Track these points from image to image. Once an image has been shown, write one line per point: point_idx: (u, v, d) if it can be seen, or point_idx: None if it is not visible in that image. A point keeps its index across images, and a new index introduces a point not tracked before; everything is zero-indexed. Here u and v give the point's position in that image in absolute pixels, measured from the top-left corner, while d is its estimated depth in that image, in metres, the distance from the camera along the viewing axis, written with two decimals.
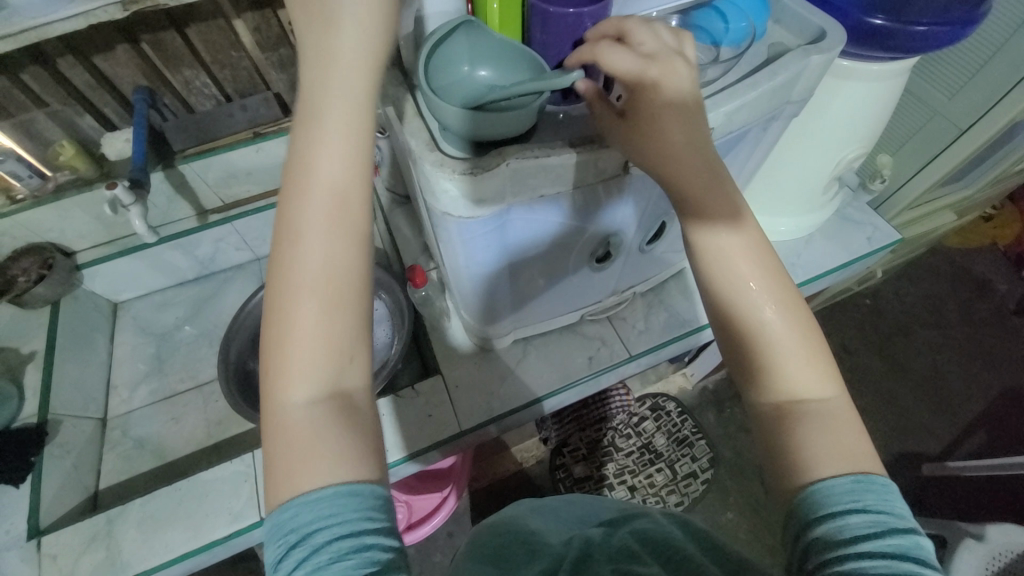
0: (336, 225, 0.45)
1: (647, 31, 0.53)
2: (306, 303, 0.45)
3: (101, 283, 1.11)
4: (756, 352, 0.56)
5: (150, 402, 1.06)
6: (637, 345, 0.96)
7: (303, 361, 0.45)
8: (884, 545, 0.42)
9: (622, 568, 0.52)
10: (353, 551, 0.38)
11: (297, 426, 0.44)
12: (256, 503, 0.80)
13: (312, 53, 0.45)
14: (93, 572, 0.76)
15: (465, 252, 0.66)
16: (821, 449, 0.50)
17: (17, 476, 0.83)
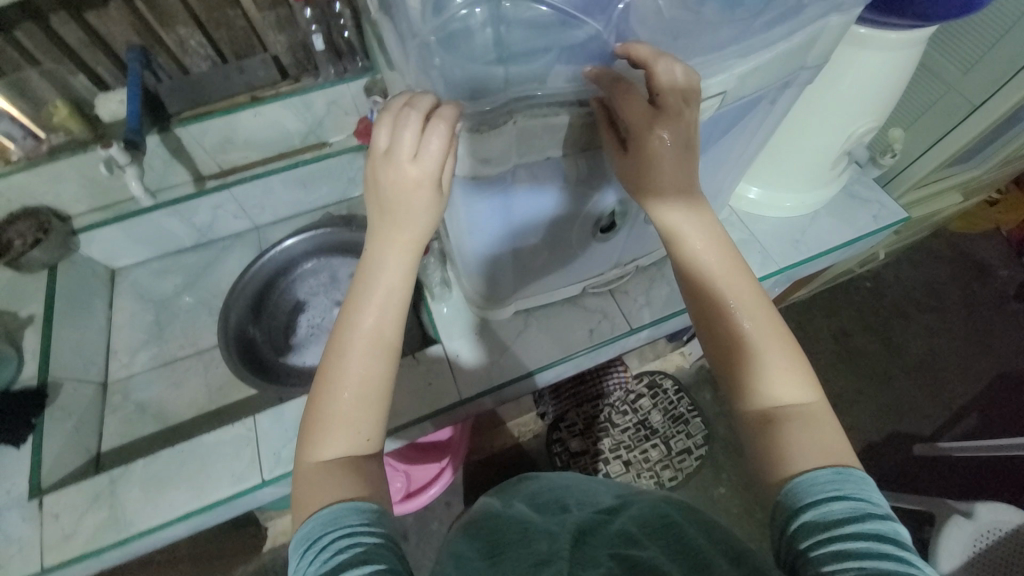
0: (379, 339, 0.55)
1: (669, 82, 0.54)
2: (342, 399, 0.54)
3: (98, 249, 1.09)
4: (732, 352, 0.61)
5: (150, 367, 1.05)
6: (638, 319, 0.96)
7: (331, 433, 0.53)
8: (866, 526, 0.45)
9: (621, 554, 0.52)
10: (349, 549, 0.45)
11: (316, 478, 0.52)
12: (257, 465, 0.81)
13: (379, 201, 0.54)
14: (96, 529, 0.77)
15: (465, 216, 0.64)
16: (800, 446, 0.55)
17: (17, 436, 0.83)
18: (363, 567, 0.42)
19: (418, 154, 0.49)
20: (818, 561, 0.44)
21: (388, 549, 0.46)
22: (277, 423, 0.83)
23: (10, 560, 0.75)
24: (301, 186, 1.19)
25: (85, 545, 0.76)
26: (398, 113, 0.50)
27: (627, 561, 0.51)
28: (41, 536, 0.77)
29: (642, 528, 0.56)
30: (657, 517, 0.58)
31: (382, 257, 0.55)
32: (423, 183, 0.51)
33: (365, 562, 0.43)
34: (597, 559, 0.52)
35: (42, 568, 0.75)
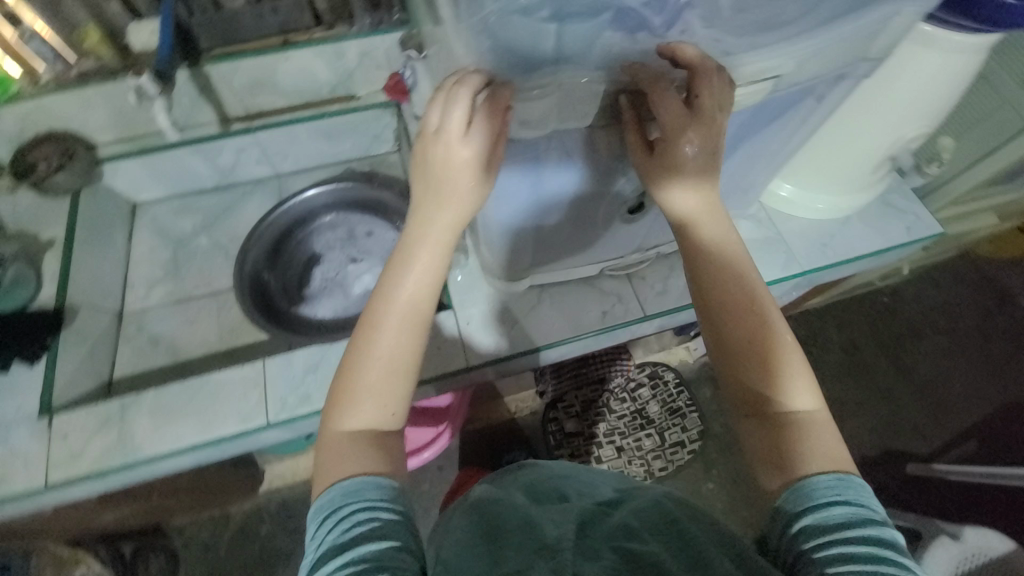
0: (409, 319, 0.61)
1: (708, 87, 0.54)
2: (372, 372, 0.59)
3: (121, 180, 1.10)
4: (741, 353, 0.60)
5: (165, 303, 1.05)
6: (653, 306, 0.95)
7: (362, 403, 0.59)
8: (866, 533, 0.46)
9: (624, 549, 0.52)
10: (368, 522, 0.51)
11: (346, 444, 0.58)
12: (263, 407, 0.82)
13: (426, 184, 0.59)
14: (105, 452, 0.79)
15: (503, 190, 0.64)
16: (803, 452, 0.55)
17: (32, 354, 0.85)
18: (381, 542, 0.49)
19: (470, 129, 0.53)
20: (817, 565, 0.45)
21: (402, 524, 0.52)
22: (285, 370, 0.84)
23: (16, 472, 0.77)
24: (326, 138, 1.17)
25: (92, 465, 0.78)
26: (450, 91, 0.53)
27: (633, 560, 0.51)
28: (48, 453, 0.79)
29: (643, 522, 0.56)
30: (659, 513, 0.58)
31: (423, 243, 0.61)
32: (467, 167, 0.56)
33: (382, 537, 0.49)
34: (599, 551, 0.52)
35: (47, 484, 0.77)
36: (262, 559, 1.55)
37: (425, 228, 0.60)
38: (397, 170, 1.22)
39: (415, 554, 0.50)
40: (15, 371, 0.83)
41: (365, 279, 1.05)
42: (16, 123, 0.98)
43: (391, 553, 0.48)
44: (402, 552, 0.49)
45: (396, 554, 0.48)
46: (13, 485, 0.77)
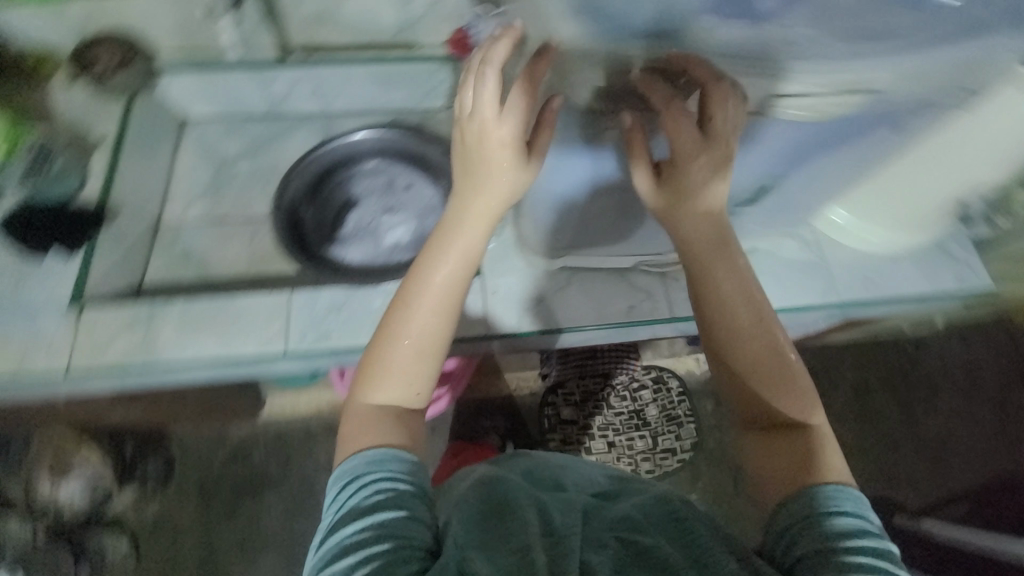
0: (442, 305, 0.66)
1: (722, 111, 0.56)
2: (400, 352, 0.65)
3: (177, 90, 1.08)
4: (743, 373, 0.65)
5: (203, 223, 1.05)
6: (683, 310, 0.92)
7: (389, 382, 0.65)
8: (860, 542, 0.52)
9: (628, 540, 0.57)
10: (388, 488, 0.58)
11: (376, 416, 0.64)
12: (283, 336, 0.84)
13: (463, 176, 0.64)
14: (127, 350, 0.81)
15: (550, 174, 0.67)
16: (799, 467, 0.60)
17: (72, 244, 0.88)
18: (399, 510, 0.56)
19: (505, 113, 0.58)
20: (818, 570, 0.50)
21: (417, 493, 0.59)
22: (309, 304, 0.86)
23: (40, 354, 0.80)
24: (380, 83, 1.15)
25: (113, 360, 0.81)
26: (478, 73, 0.58)
27: (638, 554, 0.55)
28: (73, 342, 0.81)
29: (647, 517, 0.60)
30: (663, 511, 0.62)
31: (460, 236, 0.66)
32: (506, 149, 0.60)
33: (401, 506, 0.57)
34: (603, 541, 0.57)
35: (68, 371, 0.80)
36: (249, 484, 1.58)
37: (462, 223, 0.65)
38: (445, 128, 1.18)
39: (426, 523, 0.58)
40: (53, 258, 0.86)
41: (396, 232, 1.05)
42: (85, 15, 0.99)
43: (405, 521, 0.56)
44: (416, 521, 0.56)
45: (410, 523, 0.56)
46: (35, 365, 0.79)
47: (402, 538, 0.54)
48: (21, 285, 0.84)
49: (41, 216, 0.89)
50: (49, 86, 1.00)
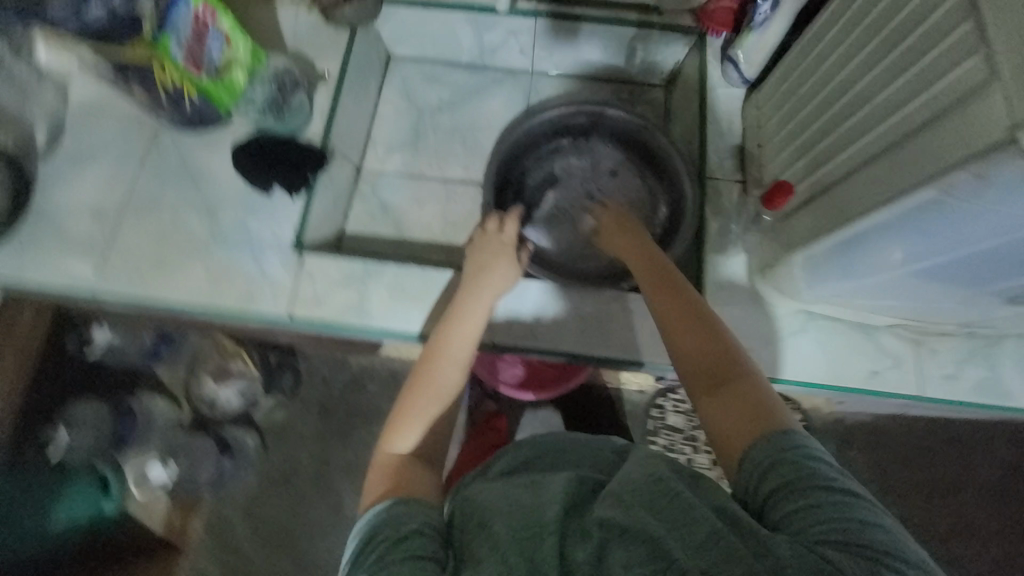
0: (441, 350, 0.69)
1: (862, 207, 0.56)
2: (411, 396, 0.66)
3: (390, 26, 1.03)
4: (683, 338, 0.62)
5: (401, 174, 1.02)
6: (932, 389, 0.79)
7: (405, 430, 0.64)
8: (820, 468, 0.48)
9: (609, 519, 0.47)
10: (364, 535, 0.52)
11: (389, 465, 0.60)
12: (489, 326, 0.82)
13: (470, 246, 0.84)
14: (344, 308, 0.82)
15: (906, 231, 0.53)
16: (737, 424, 0.54)
17: (292, 187, 0.85)
18: (380, 551, 0.50)
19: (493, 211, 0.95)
20: (789, 504, 0.46)
21: (410, 522, 0.52)
22: (520, 296, 0.83)
23: (265, 296, 0.82)
24: (601, 48, 1.03)
25: (330, 315, 0.82)
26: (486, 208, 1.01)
27: (623, 531, 0.46)
28: (295, 287, 0.82)
29: (628, 482, 0.50)
30: (646, 475, 0.50)
31: (477, 298, 0.73)
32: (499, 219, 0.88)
33: (379, 550, 0.50)
34: (585, 528, 0.47)
35: (290, 316, 0.82)
36: None
37: (468, 272, 0.77)
38: (657, 109, 1.07)
39: (435, 557, 0.49)
40: (279, 199, 0.86)
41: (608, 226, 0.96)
42: None
43: (402, 562, 0.48)
44: (418, 560, 0.48)
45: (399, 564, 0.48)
46: (260, 305, 0.82)
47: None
48: (250, 222, 0.85)
49: (265, 149, 0.86)
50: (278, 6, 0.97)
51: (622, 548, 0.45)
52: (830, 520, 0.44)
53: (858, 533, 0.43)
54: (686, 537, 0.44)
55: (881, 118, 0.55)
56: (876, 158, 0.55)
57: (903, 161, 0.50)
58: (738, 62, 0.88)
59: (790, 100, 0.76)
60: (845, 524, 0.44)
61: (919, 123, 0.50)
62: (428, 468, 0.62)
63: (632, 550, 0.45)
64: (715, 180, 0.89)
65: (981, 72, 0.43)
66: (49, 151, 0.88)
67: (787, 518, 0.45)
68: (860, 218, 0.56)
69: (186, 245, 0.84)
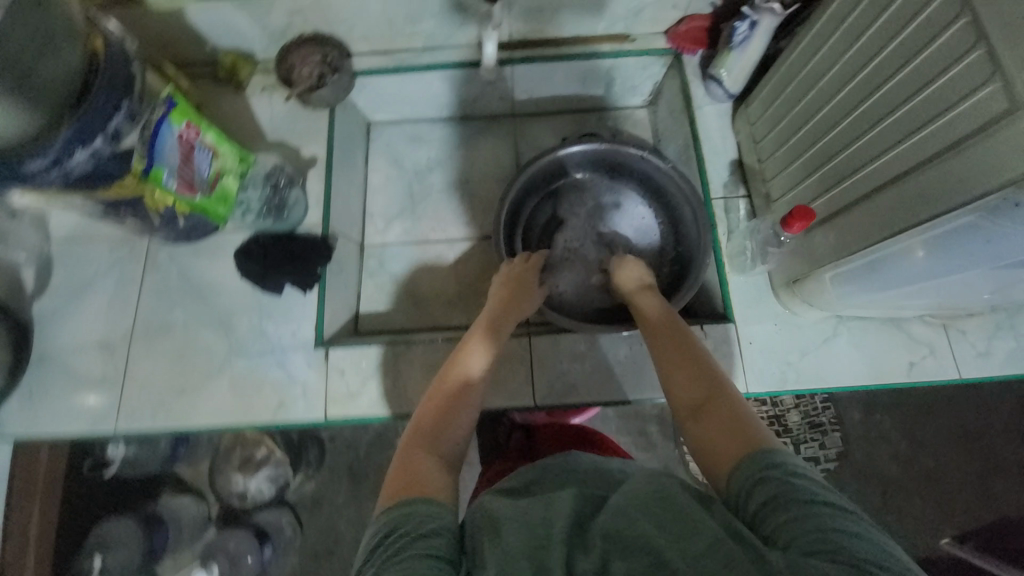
0: (468, 352, 0.66)
1: (889, 210, 0.56)
2: (434, 393, 0.61)
3: (366, 97, 1.01)
4: (672, 365, 0.59)
5: (405, 242, 1.01)
6: (970, 369, 0.79)
7: (432, 422, 0.56)
8: (802, 482, 0.41)
9: (615, 531, 0.40)
10: (378, 537, 0.44)
11: (405, 460, 0.51)
12: (530, 388, 0.82)
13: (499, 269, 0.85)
14: (380, 398, 0.80)
15: (946, 245, 0.53)
16: (726, 437, 0.48)
17: (305, 283, 0.84)
18: (395, 548, 0.41)
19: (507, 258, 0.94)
20: (779, 517, 0.39)
21: (429, 519, 0.44)
22: (554, 352, 0.83)
23: (297, 401, 0.80)
24: (580, 82, 1.03)
25: (366, 408, 0.80)
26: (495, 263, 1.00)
27: (625, 544, 0.39)
28: (325, 386, 0.80)
29: (632, 494, 0.44)
30: (652, 489, 0.44)
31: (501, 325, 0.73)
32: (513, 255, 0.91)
33: (387, 553, 0.41)
34: (586, 541, 0.40)
35: (325, 418, 0.79)
36: None
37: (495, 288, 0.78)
38: (644, 132, 1.07)
39: (452, 563, 0.41)
40: (292, 298, 0.84)
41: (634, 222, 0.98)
42: (285, 20, 0.89)
43: (413, 561, 0.40)
44: (434, 558, 0.40)
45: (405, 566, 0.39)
46: (296, 413, 0.79)
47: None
48: (266, 326, 0.83)
49: (270, 249, 0.84)
50: (251, 98, 0.96)
51: (625, 560, 0.38)
52: (820, 532, 0.37)
53: (853, 548, 0.36)
54: (688, 546, 0.38)
55: (893, 142, 0.56)
56: (896, 182, 0.55)
57: (929, 186, 0.51)
58: (721, 79, 0.89)
59: (782, 118, 0.77)
60: (838, 537, 0.37)
61: (939, 150, 0.50)
62: (449, 465, 0.53)
63: (637, 563, 0.37)
64: (720, 200, 0.89)
65: (1001, 102, 0.44)
66: (43, 290, 0.85)
67: (778, 534, 0.39)
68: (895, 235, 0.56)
69: (203, 362, 0.81)
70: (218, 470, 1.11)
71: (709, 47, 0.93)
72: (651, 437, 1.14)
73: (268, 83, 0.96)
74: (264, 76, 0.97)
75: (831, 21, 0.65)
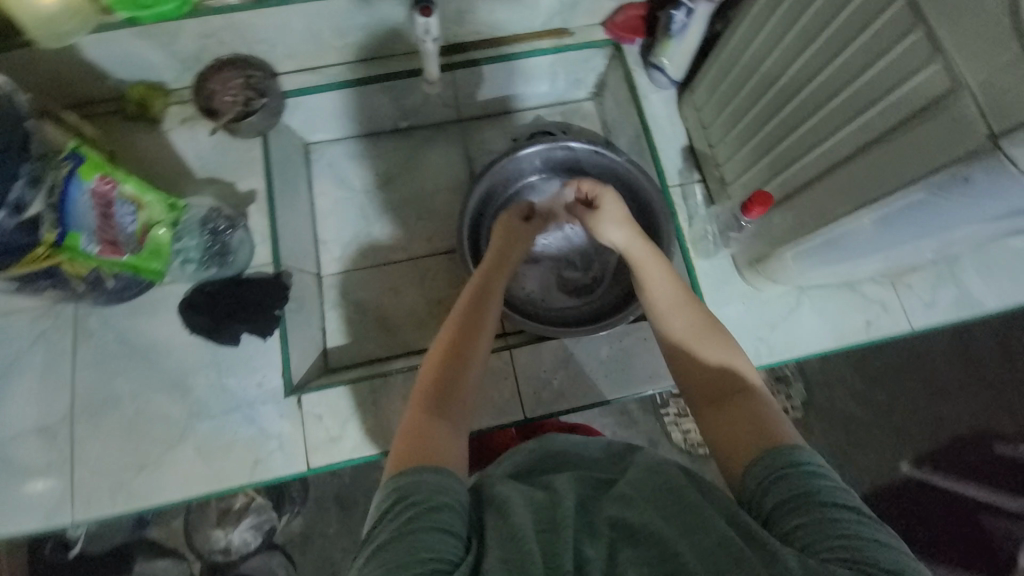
0: (468, 312, 0.61)
1: (845, 188, 0.58)
2: (432, 357, 0.57)
3: (300, 118, 0.94)
4: (691, 348, 0.56)
5: (365, 266, 0.96)
6: (919, 320, 0.85)
7: (434, 389, 0.54)
8: (826, 486, 0.41)
9: (621, 521, 0.41)
10: (386, 502, 0.43)
11: (410, 431, 0.49)
12: (517, 402, 0.80)
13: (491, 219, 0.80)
14: (365, 437, 0.76)
15: (891, 219, 0.55)
16: (746, 427, 0.48)
17: (265, 329, 0.78)
18: (406, 516, 0.40)
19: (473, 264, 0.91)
20: (798, 518, 0.39)
21: (441, 491, 0.43)
22: (536, 361, 0.82)
23: (274, 456, 0.75)
24: (523, 81, 1.00)
25: (351, 451, 0.76)
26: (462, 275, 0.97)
27: (630, 533, 0.40)
28: (302, 434, 0.76)
29: (637, 487, 0.44)
30: (657, 480, 0.44)
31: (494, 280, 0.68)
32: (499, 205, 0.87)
33: (396, 522, 0.40)
34: (593, 527, 0.41)
35: (307, 468, 0.75)
36: None
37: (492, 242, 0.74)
38: (594, 124, 1.07)
39: (462, 540, 0.41)
40: (252, 346, 0.78)
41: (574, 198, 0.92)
42: (197, 43, 0.81)
43: (422, 538, 0.39)
44: (445, 535, 0.40)
45: (416, 543, 0.38)
46: (275, 469, 0.74)
47: (393, 566, 0.37)
48: (227, 381, 0.77)
49: (219, 299, 0.77)
50: (170, 133, 0.87)
51: (631, 551, 0.38)
52: (840, 537, 0.37)
53: (874, 555, 0.36)
54: (695, 542, 0.38)
55: (842, 122, 0.58)
56: (848, 160, 0.57)
57: (882, 162, 0.53)
58: (664, 67, 0.89)
59: (729, 103, 0.78)
60: (859, 543, 0.37)
61: (887, 127, 0.52)
62: (456, 429, 0.51)
63: (643, 554, 0.38)
64: (676, 186, 0.90)
65: (943, 82, 0.46)
66: None
67: (796, 533, 0.39)
68: (849, 213, 0.58)
69: (161, 430, 0.74)
70: (193, 528, 1.02)
71: (647, 34, 0.93)
72: (632, 414, 1.16)
73: (188, 114, 0.88)
74: (182, 107, 0.88)
75: (769, 4, 0.66)
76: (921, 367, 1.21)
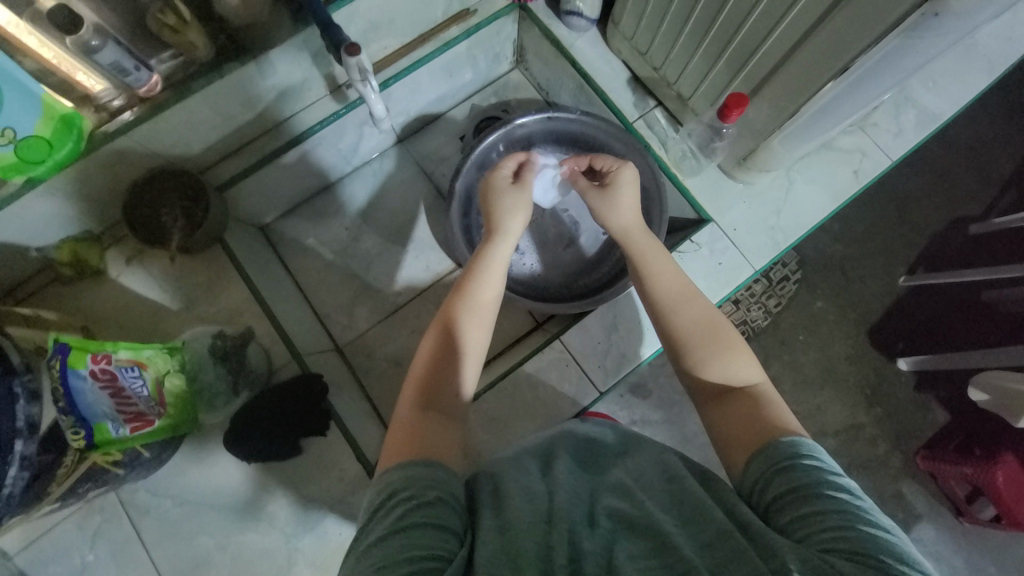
0: (473, 300, 0.61)
1: (818, 63, 0.59)
2: (425, 348, 0.59)
3: (247, 203, 0.87)
4: (690, 342, 0.56)
5: (379, 320, 0.93)
6: (895, 149, 0.89)
7: (426, 383, 0.56)
8: (829, 481, 0.40)
9: (619, 512, 0.43)
10: (378, 498, 0.43)
11: (402, 427, 0.51)
12: (589, 382, 0.80)
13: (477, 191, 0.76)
14: None
15: (865, 75, 0.57)
16: (753, 417, 0.49)
17: (320, 426, 0.74)
18: (396, 512, 0.40)
19: None
20: (798, 510, 0.39)
21: (430, 487, 0.43)
22: (587, 339, 0.82)
23: None
24: (447, 77, 0.95)
25: None
26: None
27: (631, 525, 0.41)
28: None
29: (637, 481, 0.47)
30: (658, 471, 0.48)
31: (492, 250, 0.66)
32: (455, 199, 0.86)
33: (388, 519, 0.40)
34: (594, 518, 0.43)
35: None
36: None
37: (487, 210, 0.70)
38: (530, 92, 1.05)
39: (456, 536, 0.40)
40: (314, 448, 0.75)
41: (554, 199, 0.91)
42: (108, 176, 0.73)
43: (416, 529, 0.39)
44: (439, 529, 0.39)
45: (407, 536, 0.38)
46: None
47: (383, 563, 0.37)
48: (307, 489, 0.74)
49: (260, 415, 0.73)
50: (121, 278, 0.80)
51: (632, 542, 0.39)
52: (840, 529, 0.37)
53: (876, 550, 0.35)
54: (692, 534, 0.39)
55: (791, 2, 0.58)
56: (812, 35, 0.58)
57: (845, 28, 0.54)
58: (579, 11, 0.86)
59: (662, 20, 0.76)
60: (854, 536, 0.36)
61: None
62: (446, 428, 0.53)
63: (642, 542, 0.39)
64: (638, 120, 0.90)
65: None
66: None
67: (792, 524, 0.39)
68: (826, 82, 0.59)
69: (266, 564, 0.71)
70: None
71: None
72: None
73: (130, 252, 0.80)
74: (121, 248, 0.80)
75: None
76: (899, 188, 1.28)
